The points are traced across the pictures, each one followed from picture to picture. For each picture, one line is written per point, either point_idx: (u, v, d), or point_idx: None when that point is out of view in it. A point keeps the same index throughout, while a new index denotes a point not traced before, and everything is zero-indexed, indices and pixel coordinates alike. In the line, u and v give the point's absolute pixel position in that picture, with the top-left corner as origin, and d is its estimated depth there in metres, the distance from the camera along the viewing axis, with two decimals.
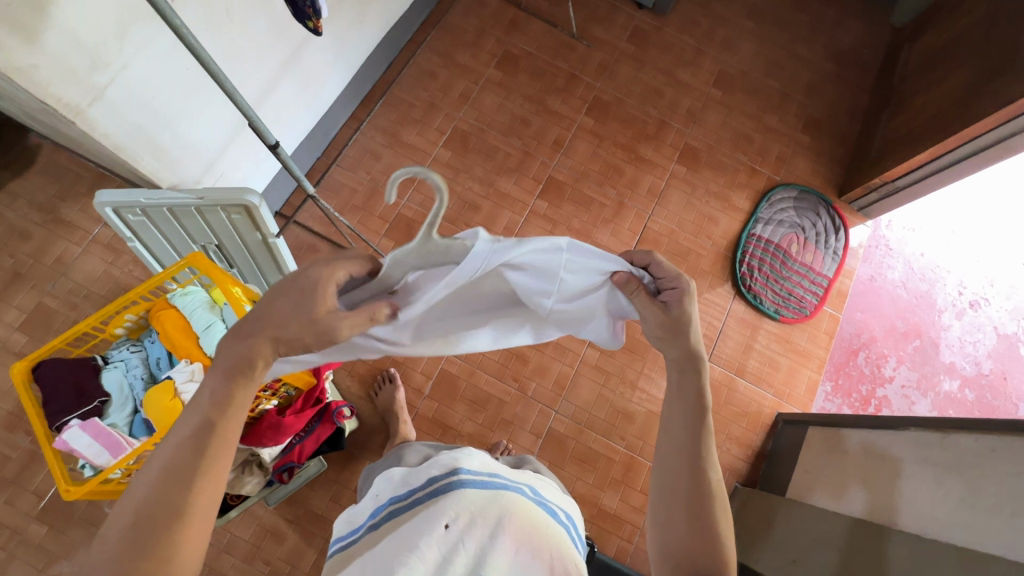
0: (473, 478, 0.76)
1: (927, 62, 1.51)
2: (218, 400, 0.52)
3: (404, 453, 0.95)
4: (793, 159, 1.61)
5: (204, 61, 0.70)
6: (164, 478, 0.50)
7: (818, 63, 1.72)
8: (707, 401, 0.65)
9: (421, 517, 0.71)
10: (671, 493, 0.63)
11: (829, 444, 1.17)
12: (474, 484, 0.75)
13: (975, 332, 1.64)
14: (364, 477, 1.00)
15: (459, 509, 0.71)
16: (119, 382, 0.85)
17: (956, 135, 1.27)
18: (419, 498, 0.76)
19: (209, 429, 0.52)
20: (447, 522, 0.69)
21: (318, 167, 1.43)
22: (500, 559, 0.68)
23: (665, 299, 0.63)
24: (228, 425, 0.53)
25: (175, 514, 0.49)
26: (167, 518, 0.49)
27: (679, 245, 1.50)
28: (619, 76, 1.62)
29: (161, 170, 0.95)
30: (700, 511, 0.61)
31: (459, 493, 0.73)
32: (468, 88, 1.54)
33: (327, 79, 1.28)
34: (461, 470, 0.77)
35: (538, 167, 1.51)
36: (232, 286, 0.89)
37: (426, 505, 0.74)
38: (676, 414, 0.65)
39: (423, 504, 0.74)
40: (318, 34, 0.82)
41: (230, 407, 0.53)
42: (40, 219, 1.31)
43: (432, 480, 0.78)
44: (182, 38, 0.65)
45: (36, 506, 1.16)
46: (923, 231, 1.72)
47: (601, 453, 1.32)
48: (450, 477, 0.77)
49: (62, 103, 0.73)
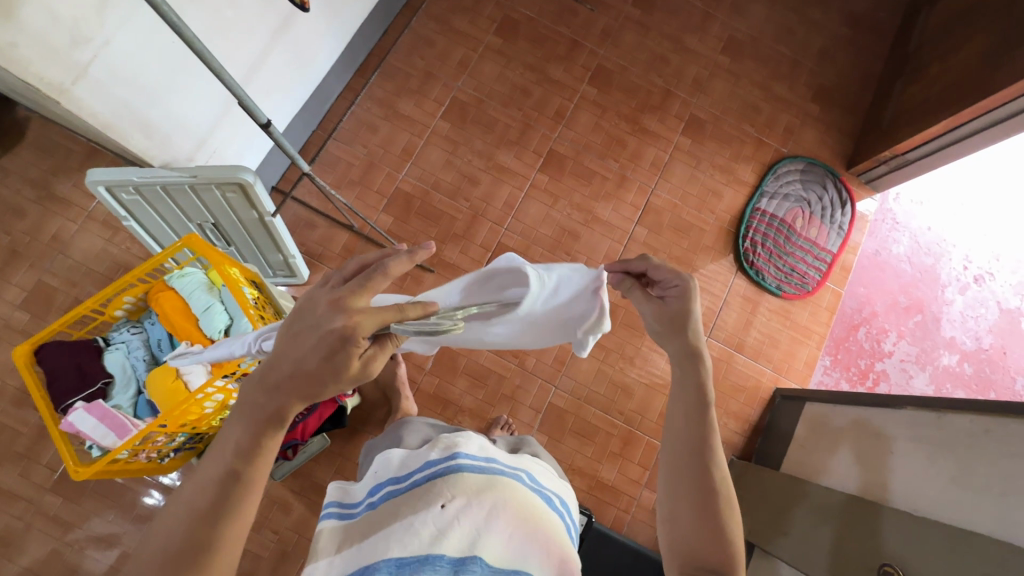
0: (470, 461, 0.77)
1: (944, 28, 1.44)
2: (243, 450, 0.53)
3: (404, 432, 0.97)
4: (801, 130, 1.56)
5: (187, 39, 0.67)
6: (191, 521, 0.52)
7: (831, 28, 1.65)
8: (708, 392, 0.67)
9: (417, 501, 0.73)
10: (672, 488, 0.64)
11: (826, 420, 1.19)
12: (474, 470, 0.77)
13: (977, 306, 1.63)
14: (364, 455, 1.02)
15: (458, 491, 0.73)
16: (122, 364, 0.85)
17: (970, 107, 1.23)
18: (416, 480, 0.77)
19: (234, 478, 0.53)
20: (443, 503, 0.71)
21: (314, 140, 1.40)
22: (492, 543, 0.69)
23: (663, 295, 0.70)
24: (253, 473, 0.53)
25: (197, 549, 0.51)
26: (191, 553, 0.51)
27: (682, 220, 1.47)
28: (623, 43, 1.56)
29: (152, 148, 0.93)
30: (707, 505, 0.62)
31: (458, 477, 0.75)
32: (466, 57, 1.49)
33: (320, 49, 1.24)
34: (460, 454, 0.78)
35: (539, 139, 1.47)
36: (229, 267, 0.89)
37: (424, 487, 0.75)
38: (680, 411, 0.66)
39: (421, 486, 0.76)
40: (306, 12, 0.79)
41: (257, 456, 0.53)
42: (34, 195, 1.30)
43: (430, 464, 0.79)
44: (167, 20, 0.62)
45: (50, 479, 1.19)
46: (931, 204, 1.69)
47: (600, 427, 1.34)
48: (448, 461, 0.77)
49: (45, 82, 0.71)
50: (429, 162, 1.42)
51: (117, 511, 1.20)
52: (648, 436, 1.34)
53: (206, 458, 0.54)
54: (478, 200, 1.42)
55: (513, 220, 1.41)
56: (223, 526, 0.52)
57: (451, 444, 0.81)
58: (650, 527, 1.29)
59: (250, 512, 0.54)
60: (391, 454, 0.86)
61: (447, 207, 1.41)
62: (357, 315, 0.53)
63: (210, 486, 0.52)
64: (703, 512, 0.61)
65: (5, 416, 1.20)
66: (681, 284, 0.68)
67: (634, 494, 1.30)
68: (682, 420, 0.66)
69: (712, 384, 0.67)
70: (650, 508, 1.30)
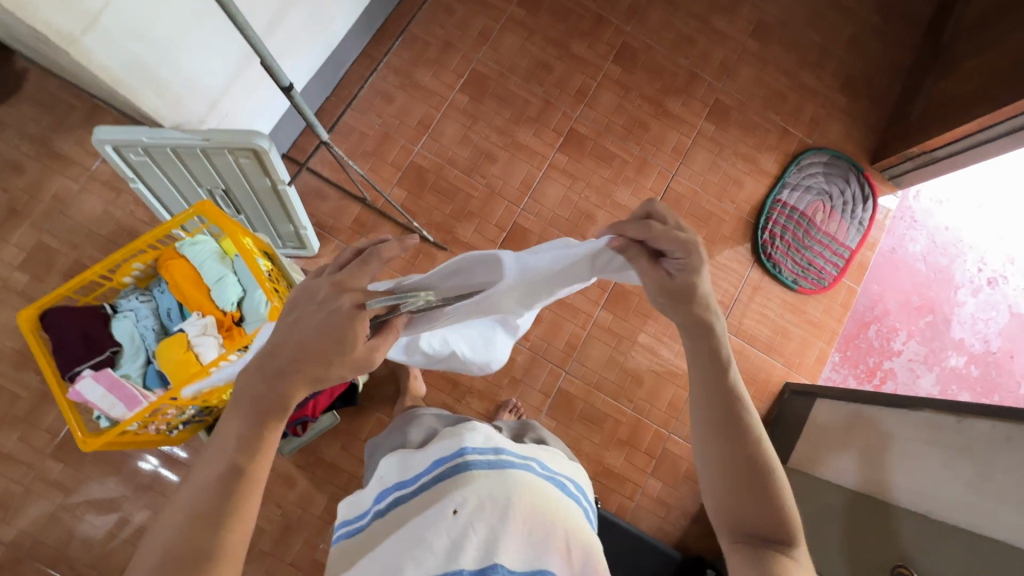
0: (477, 459, 0.76)
1: (982, 21, 1.39)
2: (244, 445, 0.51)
3: (410, 428, 0.96)
4: (826, 122, 1.52)
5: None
6: (192, 526, 0.49)
7: (864, 15, 1.59)
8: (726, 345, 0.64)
9: (432, 502, 0.72)
10: (708, 469, 0.63)
11: (839, 416, 1.18)
12: (481, 466, 0.75)
13: (989, 309, 1.62)
14: (370, 455, 1.01)
15: (468, 493, 0.71)
16: (130, 333, 0.82)
17: (1008, 106, 1.19)
18: (426, 481, 0.76)
19: (236, 475, 0.51)
20: (455, 508, 0.70)
21: (326, 107, 1.34)
22: (508, 544, 0.68)
23: (669, 266, 0.61)
24: (256, 470, 0.51)
25: (203, 555, 0.49)
26: (196, 560, 0.49)
27: (701, 209, 1.44)
28: (650, 21, 1.50)
29: (163, 108, 0.89)
30: (753, 473, 0.60)
31: (466, 477, 0.73)
32: (487, 27, 1.43)
33: (337, 11, 1.18)
34: (465, 452, 0.77)
35: (559, 118, 1.42)
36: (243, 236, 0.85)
37: (434, 490, 0.74)
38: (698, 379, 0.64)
39: (430, 489, 0.74)
40: None
41: (260, 450, 0.52)
42: (33, 152, 1.25)
43: (437, 465, 0.78)
44: None
45: (50, 444, 1.17)
46: (950, 203, 1.67)
47: (608, 414, 1.33)
48: (455, 461, 0.76)
49: (54, 29, 0.66)
50: (445, 136, 1.37)
51: (119, 479, 1.19)
52: (656, 425, 1.33)
53: (208, 454, 0.52)
54: (495, 179, 1.38)
55: (529, 201, 1.38)
56: (227, 529, 0.50)
57: (455, 443, 0.80)
58: (654, 515, 1.29)
59: (251, 512, 0.52)
60: (396, 458, 0.85)
61: (462, 184, 1.37)
62: (359, 295, 0.54)
63: (210, 485, 0.50)
64: (749, 483, 0.60)
65: (5, 379, 1.18)
66: (688, 253, 0.60)
67: (640, 481, 1.30)
68: (703, 392, 0.63)
69: (728, 344, 0.64)
70: (654, 496, 1.30)
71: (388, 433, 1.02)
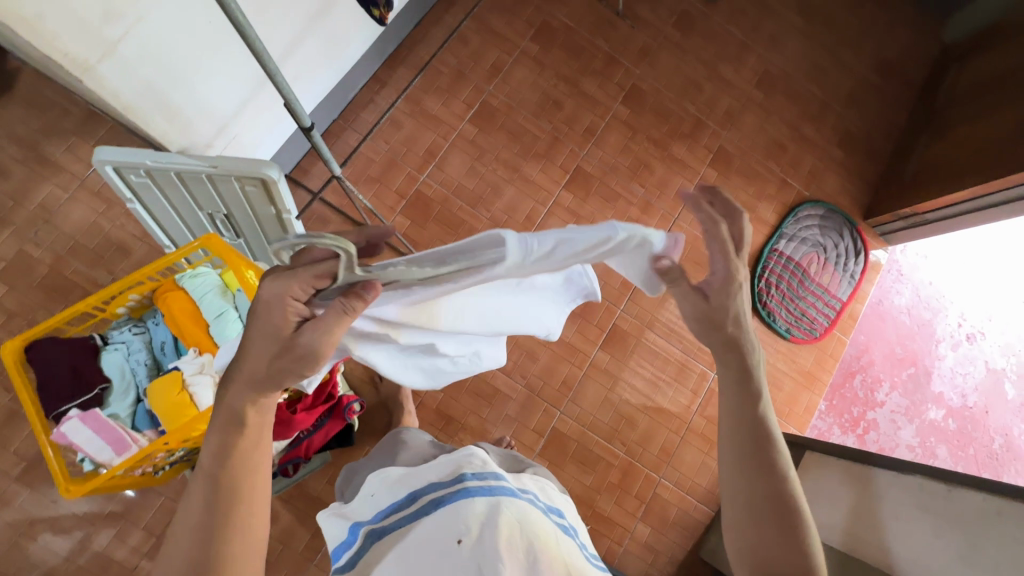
0: (478, 483, 0.73)
1: (975, 91, 1.45)
2: (217, 457, 0.58)
3: (398, 451, 0.94)
4: (824, 175, 1.56)
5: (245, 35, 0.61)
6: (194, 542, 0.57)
7: (863, 73, 1.64)
8: (760, 374, 0.65)
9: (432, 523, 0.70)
10: (737, 502, 0.65)
11: (830, 473, 1.20)
12: (480, 492, 0.72)
13: (967, 364, 1.67)
14: (346, 478, 1.01)
15: (468, 521, 0.67)
16: (120, 368, 0.78)
17: (1000, 179, 1.24)
18: (425, 504, 0.74)
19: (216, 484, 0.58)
20: (458, 537, 0.66)
21: (333, 130, 1.32)
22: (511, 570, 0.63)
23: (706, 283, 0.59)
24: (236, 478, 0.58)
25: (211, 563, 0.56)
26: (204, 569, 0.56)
27: (701, 254, 1.46)
28: (660, 65, 1.52)
29: (171, 132, 0.86)
30: (784, 515, 0.63)
31: (468, 496, 0.71)
32: (500, 60, 1.43)
33: (353, 37, 1.16)
34: (466, 476, 0.75)
35: (567, 155, 1.43)
36: (246, 271, 0.82)
37: (432, 516, 0.71)
38: (728, 402, 0.65)
39: (431, 514, 0.71)
40: (381, 23, 0.77)
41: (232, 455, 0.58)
42: (21, 156, 1.19)
43: (437, 487, 0.75)
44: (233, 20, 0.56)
45: (17, 467, 1.11)
46: (935, 259, 1.72)
47: (600, 456, 1.32)
48: (457, 483, 0.74)
49: (68, 57, 0.63)
50: (452, 167, 1.36)
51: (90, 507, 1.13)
52: (648, 469, 1.33)
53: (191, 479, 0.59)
54: (500, 212, 1.37)
55: None
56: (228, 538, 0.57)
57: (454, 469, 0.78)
58: (641, 561, 1.28)
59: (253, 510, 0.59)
60: (391, 479, 0.82)
61: (466, 215, 1.36)
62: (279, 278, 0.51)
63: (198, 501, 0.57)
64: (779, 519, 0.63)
65: None
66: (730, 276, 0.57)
67: (629, 526, 1.30)
68: (733, 420, 0.65)
69: (763, 374, 0.65)
70: (643, 542, 1.29)
71: (376, 452, 1.01)
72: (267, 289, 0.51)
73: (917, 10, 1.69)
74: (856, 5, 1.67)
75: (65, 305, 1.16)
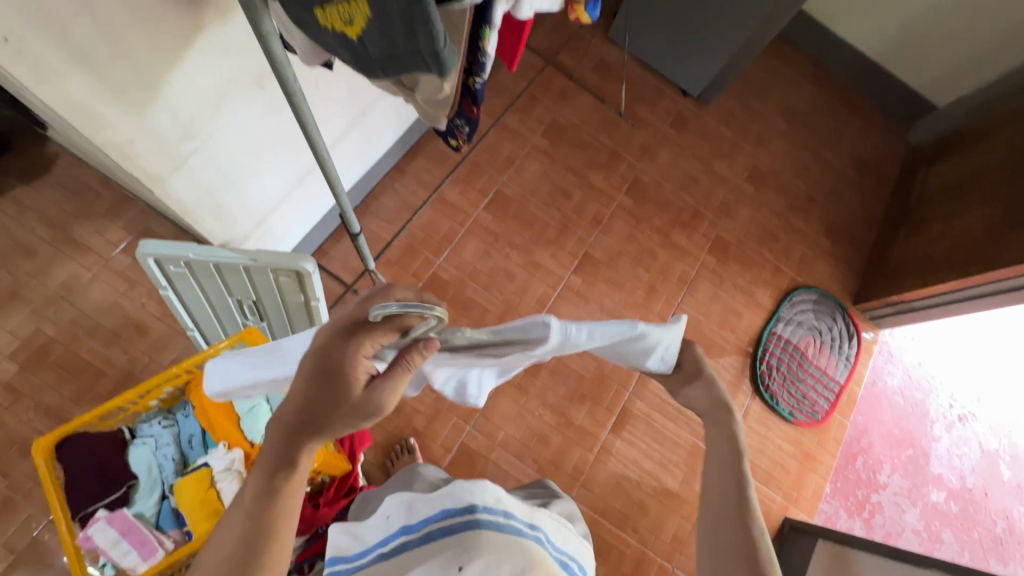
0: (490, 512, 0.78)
1: (945, 191, 1.59)
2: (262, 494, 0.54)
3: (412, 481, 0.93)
4: (814, 262, 1.66)
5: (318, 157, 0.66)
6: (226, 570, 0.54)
7: (842, 170, 1.79)
8: (743, 445, 0.68)
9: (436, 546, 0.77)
10: (711, 552, 0.68)
11: (847, 565, 1.19)
12: (490, 528, 0.77)
13: (962, 445, 1.71)
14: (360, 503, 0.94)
15: (474, 554, 0.74)
16: (147, 463, 0.77)
17: (977, 275, 1.34)
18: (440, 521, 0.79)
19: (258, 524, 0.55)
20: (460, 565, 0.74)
21: (356, 215, 1.38)
22: None
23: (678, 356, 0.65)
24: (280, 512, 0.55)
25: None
26: None
27: (704, 336, 1.51)
28: (659, 160, 1.65)
29: (216, 228, 0.89)
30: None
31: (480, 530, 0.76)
32: (513, 153, 1.53)
33: (383, 135, 1.25)
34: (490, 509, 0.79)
35: (575, 242, 1.50)
36: None
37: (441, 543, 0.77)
38: (711, 471, 0.70)
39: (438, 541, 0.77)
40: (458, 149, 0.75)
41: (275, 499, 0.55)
42: (49, 236, 1.21)
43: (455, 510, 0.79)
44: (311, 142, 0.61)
45: (3, 561, 1.04)
46: (921, 341, 1.81)
47: (613, 544, 1.30)
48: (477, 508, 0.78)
49: (144, 172, 0.67)
50: (467, 251, 1.42)
51: None
52: (661, 559, 1.30)
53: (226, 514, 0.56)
54: (512, 295, 1.42)
55: None
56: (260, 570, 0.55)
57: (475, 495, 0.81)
58: None
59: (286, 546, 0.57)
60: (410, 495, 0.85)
61: (480, 298, 1.40)
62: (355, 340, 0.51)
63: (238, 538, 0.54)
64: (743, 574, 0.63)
65: None
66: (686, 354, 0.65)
67: None
68: (716, 478, 0.69)
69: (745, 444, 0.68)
70: None
71: (390, 483, 0.95)
72: (337, 347, 0.51)
73: (885, 116, 1.88)
74: (831, 111, 1.85)
75: (75, 385, 1.14)
